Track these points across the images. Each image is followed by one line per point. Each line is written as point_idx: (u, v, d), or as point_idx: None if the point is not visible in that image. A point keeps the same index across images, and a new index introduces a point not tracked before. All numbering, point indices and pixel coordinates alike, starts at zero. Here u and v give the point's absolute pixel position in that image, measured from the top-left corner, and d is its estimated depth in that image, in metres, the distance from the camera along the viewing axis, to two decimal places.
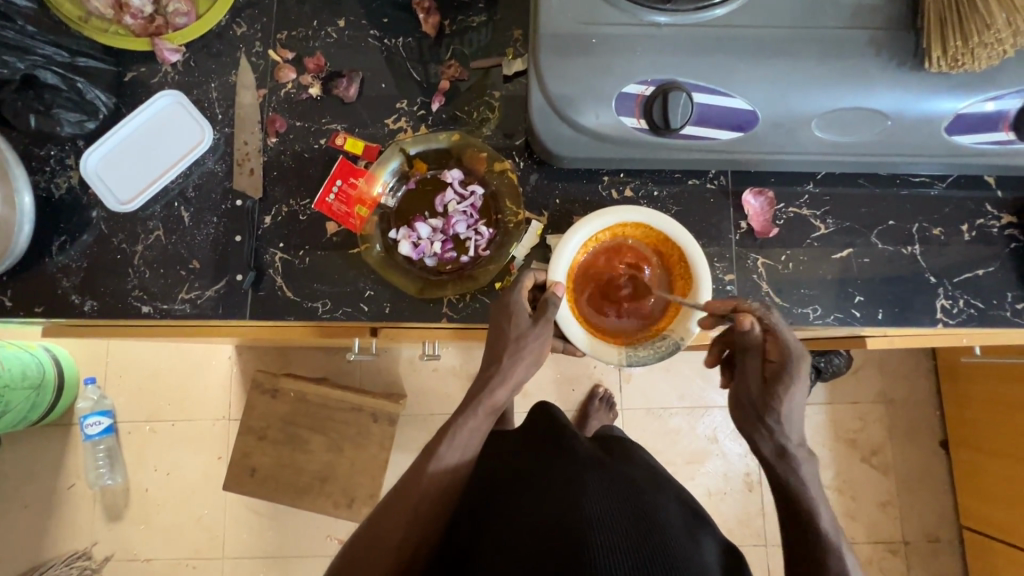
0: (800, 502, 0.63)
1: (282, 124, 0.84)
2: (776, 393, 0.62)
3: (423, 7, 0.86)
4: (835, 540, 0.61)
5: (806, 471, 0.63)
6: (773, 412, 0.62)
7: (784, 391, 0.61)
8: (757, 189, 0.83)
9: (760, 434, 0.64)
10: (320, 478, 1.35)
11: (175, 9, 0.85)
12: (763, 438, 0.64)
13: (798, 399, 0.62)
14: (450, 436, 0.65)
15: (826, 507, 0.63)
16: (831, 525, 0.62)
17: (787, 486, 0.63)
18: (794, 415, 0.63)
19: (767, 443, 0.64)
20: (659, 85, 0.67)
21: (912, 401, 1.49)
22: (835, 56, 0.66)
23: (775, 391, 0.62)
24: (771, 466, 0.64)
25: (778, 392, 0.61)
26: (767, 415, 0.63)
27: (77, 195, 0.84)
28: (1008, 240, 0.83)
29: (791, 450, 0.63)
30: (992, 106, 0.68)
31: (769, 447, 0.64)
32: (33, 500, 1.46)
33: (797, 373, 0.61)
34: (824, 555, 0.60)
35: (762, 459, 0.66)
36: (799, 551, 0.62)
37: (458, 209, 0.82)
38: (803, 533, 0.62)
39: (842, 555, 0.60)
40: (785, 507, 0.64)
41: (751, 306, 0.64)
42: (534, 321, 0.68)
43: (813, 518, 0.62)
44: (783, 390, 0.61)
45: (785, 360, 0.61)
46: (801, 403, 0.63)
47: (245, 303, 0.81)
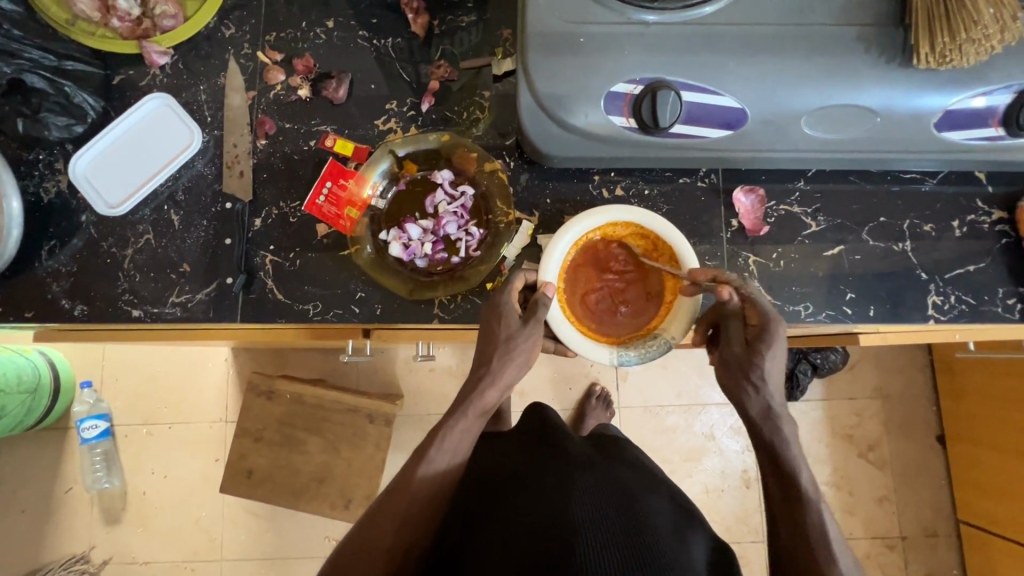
0: (784, 462, 0.63)
1: (271, 126, 0.84)
2: (759, 351, 0.63)
3: (412, 7, 0.86)
4: (815, 498, 0.62)
5: (788, 432, 0.64)
6: (757, 368, 0.63)
7: (765, 348, 0.63)
8: (748, 187, 0.83)
9: (746, 393, 0.65)
10: (317, 479, 1.35)
11: (162, 11, 0.84)
12: (749, 396, 0.64)
13: (777, 359, 0.64)
14: (440, 439, 0.65)
15: (808, 467, 0.63)
16: (811, 483, 0.63)
17: (770, 445, 0.64)
18: (777, 375, 0.64)
19: (753, 403, 0.64)
20: (648, 84, 0.67)
21: (908, 396, 1.50)
22: (824, 53, 0.66)
23: (754, 351, 0.63)
24: (756, 428, 0.65)
25: (760, 350, 0.63)
26: (752, 372, 0.63)
27: (66, 200, 0.83)
28: (1000, 235, 0.83)
29: (775, 409, 0.64)
30: (981, 102, 0.67)
31: (756, 406, 0.64)
32: (30, 504, 1.46)
33: (776, 333, 0.63)
34: (804, 515, 0.61)
35: (748, 423, 0.66)
36: (780, 512, 0.63)
37: (448, 210, 0.82)
38: (785, 496, 0.63)
39: (820, 511, 0.61)
40: (767, 467, 0.65)
41: (728, 277, 0.67)
42: (523, 321, 0.68)
43: (794, 480, 0.62)
44: (764, 348, 0.63)
45: (764, 322, 0.64)
46: (782, 364, 0.64)
47: (236, 306, 0.81)
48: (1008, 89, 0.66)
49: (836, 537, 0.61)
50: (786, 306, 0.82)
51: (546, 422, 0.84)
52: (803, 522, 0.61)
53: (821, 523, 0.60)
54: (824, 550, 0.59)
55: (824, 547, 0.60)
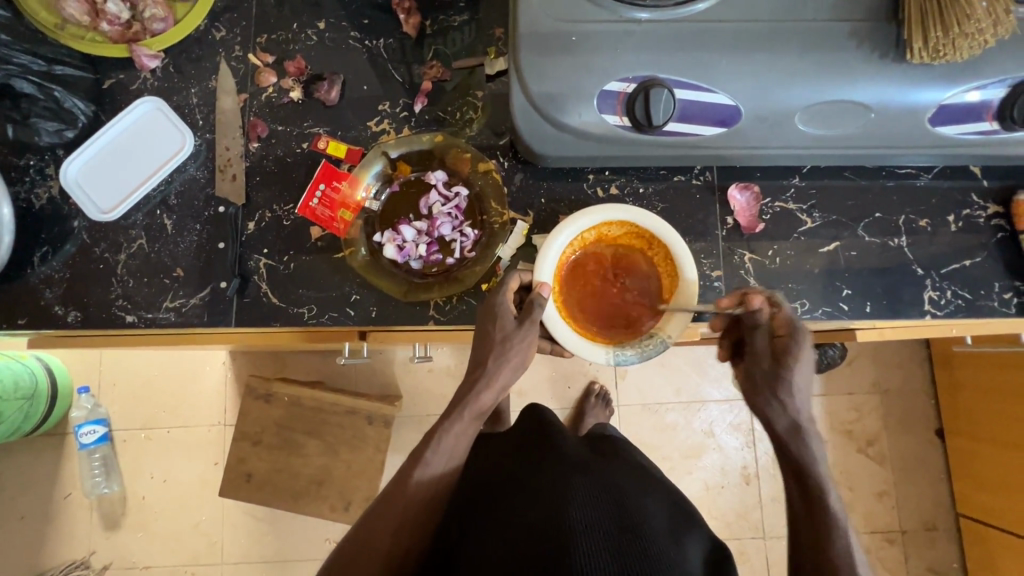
0: (811, 481, 0.62)
1: (264, 128, 0.84)
2: (787, 366, 0.62)
3: (403, 7, 0.85)
4: (841, 518, 0.61)
5: (816, 449, 0.63)
6: (785, 383, 0.62)
7: (794, 362, 0.62)
8: (743, 184, 0.83)
9: (773, 408, 0.64)
10: (316, 482, 1.35)
11: (152, 14, 0.83)
12: (777, 412, 0.64)
13: (805, 372, 0.63)
14: (436, 441, 0.65)
15: (834, 486, 0.63)
16: (838, 503, 0.62)
17: (800, 464, 0.63)
18: (805, 390, 0.64)
19: (780, 418, 0.64)
20: (641, 82, 0.67)
21: (906, 390, 1.50)
22: (817, 49, 0.66)
23: (785, 364, 0.62)
24: (783, 444, 0.64)
25: (789, 364, 0.62)
26: (780, 387, 0.63)
27: (58, 205, 0.83)
28: (995, 230, 0.83)
29: (803, 424, 0.63)
30: (975, 96, 0.67)
31: (783, 421, 0.64)
32: (29, 511, 1.45)
33: (807, 346, 0.63)
34: (830, 533, 0.60)
35: (773, 437, 0.65)
36: (804, 531, 0.61)
37: (442, 211, 0.82)
38: (810, 515, 0.61)
39: (846, 532, 0.60)
40: (795, 486, 0.64)
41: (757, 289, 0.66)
42: (519, 322, 0.68)
43: (821, 498, 0.62)
44: (792, 362, 0.62)
45: (794, 333, 0.63)
46: (810, 378, 0.64)
47: (231, 310, 0.80)
48: (1002, 83, 0.66)
49: (860, 557, 0.60)
50: None
51: (543, 424, 0.84)
52: (826, 540, 0.60)
53: (846, 543, 0.59)
54: (847, 569, 0.58)
55: (846, 565, 0.58)
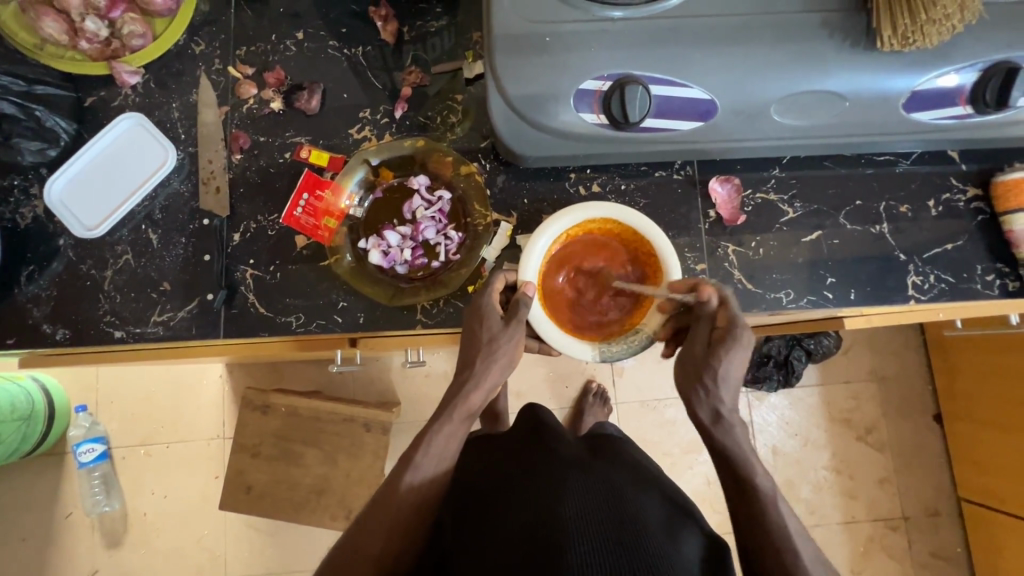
0: (738, 464, 0.63)
1: (246, 140, 0.84)
2: (717, 354, 0.62)
3: (381, 15, 0.86)
4: (771, 494, 0.62)
5: (738, 435, 0.63)
6: (712, 371, 0.62)
7: (723, 351, 0.61)
8: (723, 176, 0.84)
9: (699, 396, 0.63)
10: (316, 492, 1.35)
11: (130, 30, 0.83)
12: (701, 399, 0.63)
13: (736, 365, 0.62)
14: (426, 444, 0.65)
15: (761, 464, 0.63)
16: (767, 481, 0.63)
17: (724, 451, 0.63)
18: (733, 381, 0.63)
19: (704, 407, 0.63)
20: (616, 79, 0.67)
21: (903, 376, 1.50)
22: (788, 40, 0.66)
23: (716, 351, 0.62)
24: (707, 431, 0.64)
25: (719, 352, 0.62)
26: (705, 375, 0.62)
27: (43, 224, 0.83)
28: (975, 213, 0.83)
29: (726, 414, 0.63)
30: (948, 81, 0.68)
31: (705, 410, 0.64)
32: (30, 532, 1.45)
33: (742, 340, 0.62)
34: (766, 513, 0.61)
35: (698, 426, 0.65)
36: (743, 512, 0.63)
37: (426, 215, 0.82)
38: (744, 497, 0.63)
39: (778, 506, 0.61)
40: (725, 473, 0.64)
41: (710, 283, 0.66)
42: (505, 323, 0.68)
43: (749, 481, 0.62)
44: (723, 352, 0.61)
45: (732, 325, 0.62)
46: (741, 371, 0.63)
47: (219, 322, 0.80)
48: (974, 67, 0.67)
49: (797, 529, 0.61)
50: (767, 294, 0.82)
51: (539, 425, 0.84)
52: (765, 523, 0.61)
53: (782, 520, 0.61)
54: (786, 546, 0.60)
55: (787, 544, 0.60)
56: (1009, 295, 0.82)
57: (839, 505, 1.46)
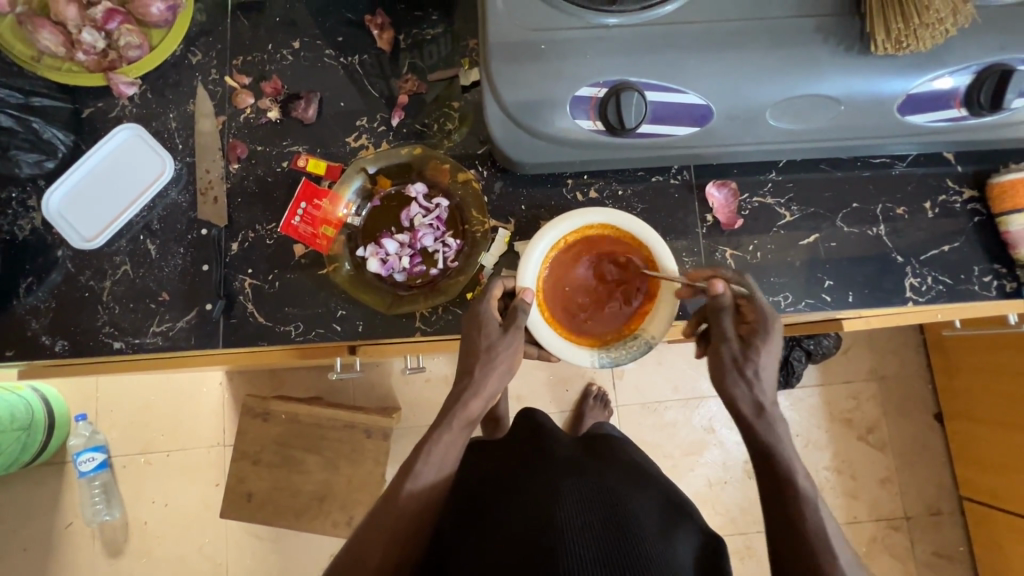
0: (778, 461, 0.62)
1: (243, 149, 0.84)
2: (754, 346, 0.64)
3: (376, 23, 0.86)
4: (811, 495, 0.61)
5: (781, 429, 0.64)
6: (753, 363, 0.64)
7: (760, 343, 0.64)
8: (720, 181, 0.84)
9: (740, 388, 0.64)
10: (317, 498, 1.34)
11: (127, 42, 0.83)
12: (744, 393, 0.64)
13: (772, 354, 0.65)
14: (426, 452, 0.65)
15: (802, 464, 0.63)
16: (809, 482, 0.62)
17: (766, 445, 0.63)
18: (769, 373, 0.65)
19: (747, 401, 0.64)
20: (611, 86, 0.67)
21: (903, 375, 1.50)
22: (783, 44, 0.67)
23: (754, 343, 0.64)
24: (750, 426, 0.64)
25: (756, 344, 0.64)
26: (746, 367, 0.64)
27: (41, 235, 0.83)
28: (972, 214, 0.84)
29: (767, 406, 0.64)
30: (942, 84, 0.68)
31: (748, 404, 0.64)
32: (31, 542, 1.45)
33: (773, 329, 0.65)
34: (802, 514, 0.60)
35: (740, 422, 0.65)
36: (781, 514, 0.61)
37: (424, 222, 0.83)
38: (781, 497, 0.61)
39: (817, 509, 0.60)
40: (763, 469, 0.63)
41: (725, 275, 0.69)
42: (504, 329, 0.68)
43: (790, 480, 0.61)
44: (760, 344, 0.64)
45: (762, 317, 0.65)
46: (775, 361, 0.66)
47: (218, 332, 0.80)
48: (968, 70, 0.67)
49: (834, 534, 0.60)
50: (765, 298, 0.82)
51: (538, 430, 0.84)
52: (803, 524, 0.59)
53: (820, 522, 0.60)
54: (823, 548, 0.58)
55: (825, 547, 0.58)
56: (1007, 296, 0.82)
57: (841, 505, 1.46)
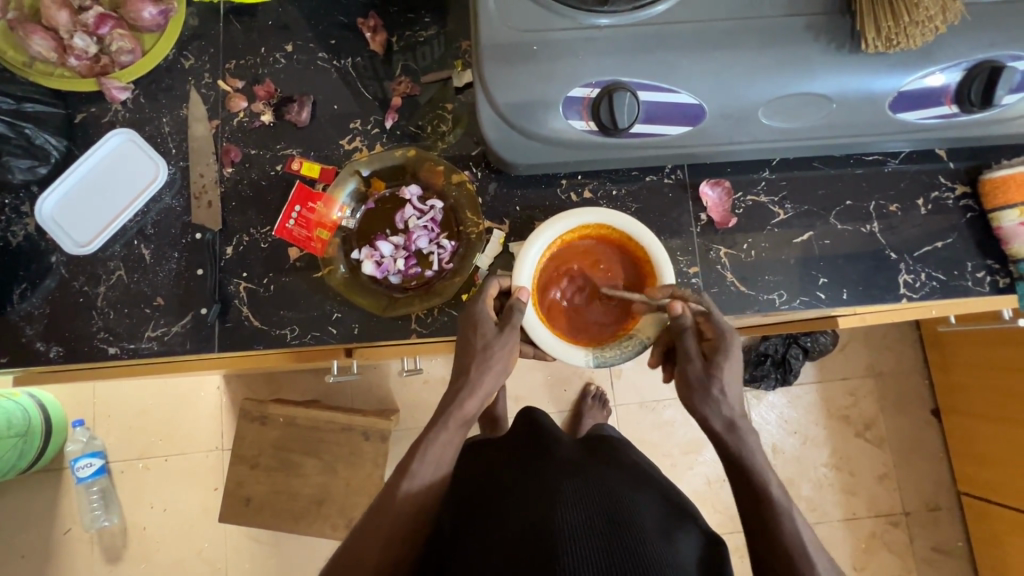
0: (751, 472, 0.63)
1: (237, 153, 0.84)
2: (717, 365, 0.64)
3: (369, 26, 0.86)
4: (785, 505, 0.62)
5: (751, 441, 0.64)
6: (718, 381, 0.63)
7: (722, 360, 0.64)
8: (713, 180, 0.84)
9: (709, 407, 0.64)
10: (316, 502, 1.34)
11: (119, 46, 0.83)
12: (713, 408, 0.64)
13: (734, 372, 0.65)
14: (422, 452, 0.65)
15: (774, 475, 0.63)
16: (782, 492, 0.63)
17: (737, 458, 0.63)
18: (735, 389, 0.65)
19: (717, 414, 0.64)
20: (604, 86, 0.68)
21: (900, 371, 1.50)
22: (775, 43, 0.67)
23: (716, 362, 0.64)
24: (720, 438, 0.64)
25: (717, 362, 0.64)
26: (712, 386, 0.63)
27: (35, 242, 0.83)
28: (965, 211, 0.84)
29: (738, 420, 0.64)
30: (932, 81, 0.68)
31: (718, 418, 0.64)
32: (29, 549, 1.44)
33: (733, 347, 0.65)
34: (779, 524, 0.61)
35: (710, 434, 0.65)
36: (756, 524, 0.62)
37: (418, 224, 0.83)
38: (755, 507, 0.62)
39: (793, 517, 0.61)
40: (737, 480, 0.64)
41: (684, 293, 0.69)
42: (499, 329, 0.68)
43: (764, 490, 0.62)
44: (722, 360, 0.64)
45: (720, 335, 0.66)
46: (738, 379, 0.65)
47: (213, 336, 0.80)
48: (959, 67, 0.67)
49: (811, 540, 0.61)
50: (760, 296, 0.83)
51: (536, 431, 0.84)
52: (779, 533, 0.60)
53: (796, 530, 0.60)
54: (799, 555, 0.59)
55: (802, 554, 0.59)
56: (1000, 291, 0.82)
57: (839, 502, 1.46)
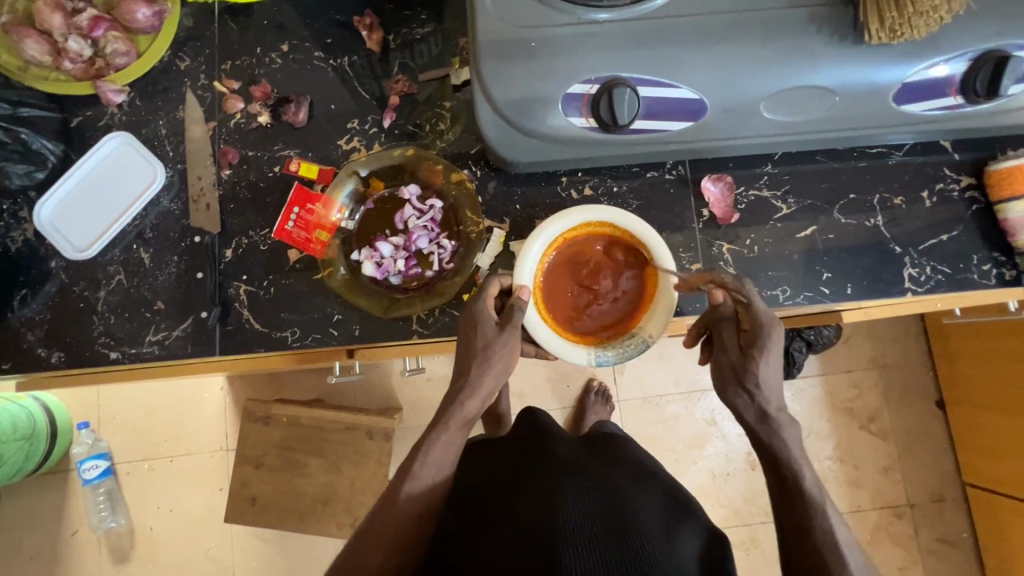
0: (786, 464, 0.63)
1: (235, 155, 0.84)
2: (753, 358, 0.63)
3: (365, 23, 0.85)
4: (820, 501, 0.61)
5: (788, 435, 0.64)
6: (751, 376, 0.63)
7: (758, 355, 0.62)
8: (715, 175, 0.83)
9: (741, 399, 0.65)
10: (321, 501, 1.34)
11: (114, 49, 0.82)
12: (745, 402, 0.65)
13: (773, 365, 0.63)
14: (424, 453, 0.65)
15: (810, 470, 0.63)
16: (817, 489, 0.63)
17: (773, 450, 0.64)
18: (773, 382, 0.64)
19: (748, 407, 0.65)
20: (603, 83, 0.67)
21: (904, 363, 1.50)
22: (776, 37, 0.66)
23: (751, 356, 0.62)
24: (756, 432, 0.65)
25: (755, 356, 0.62)
26: (746, 380, 0.63)
27: (34, 247, 0.83)
28: (970, 202, 0.83)
29: (773, 414, 0.64)
30: (937, 72, 0.67)
31: (751, 412, 0.65)
32: (37, 551, 1.45)
33: (772, 340, 0.62)
34: (810, 517, 0.61)
35: (746, 427, 0.66)
36: (790, 520, 0.62)
37: (418, 224, 0.82)
38: (790, 501, 0.62)
39: (826, 513, 0.61)
40: (772, 473, 0.64)
41: (724, 280, 0.66)
42: (500, 328, 0.68)
43: (797, 484, 0.62)
44: (758, 355, 0.62)
45: (757, 327, 0.62)
46: (777, 371, 0.64)
47: (214, 339, 0.80)
48: (964, 57, 0.66)
49: (845, 537, 0.60)
50: (764, 292, 0.82)
51: (537, 430, 0.84)
52: (811, 528, 0.60)
53: (828, 525, 0.60)
54: (833, 552, 0.58)
55: (835, 551, 0.58)
56: (1007, 284, 0.81)
57: (844, 495, 1.46)
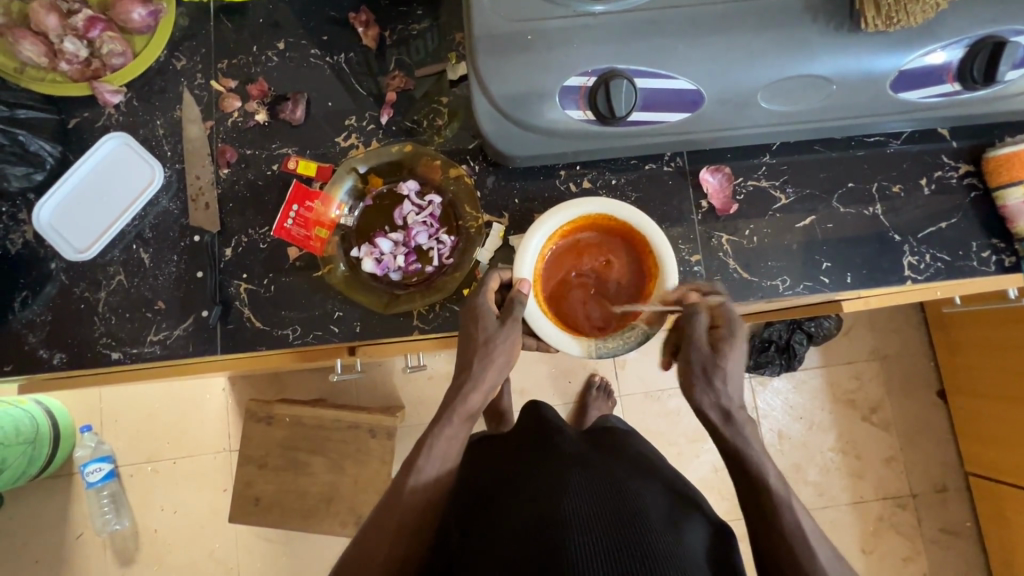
0: (748, 463, 0.63)
1: (233, 153, 0.84)
2: (722, 353, 0.64)
3: (361, 20, 0.85)
4: (784, 495, 0.61)
5: (748, 433, 0.63)
6: (720, 371, 0.63)
7: (727, 349, 0.64)
8: (714, 166, 0.83)
9: (707, 396, 0.64)
10: (325, 500, 1.34)
11: (110, 49, 0.82)
12: (710, 400, 0.64)
13: (738, 361, 0.64)
14: (428, 447, 0.65)
15: (772, 465, 0.63)
16: (781, 483, 0.62)
17: (735, 449, 0.63)
18: (736, 378, 0.64)
19: (713, 405, 0.64)
20: (600, 75, 0.67)
21: (906, 354, 1.50)
22: (772, 25, 0.66)
23: (721, 350, 0.64)
24: (717, 430, 0.64)
25: (723, 351, 0.64)
26: (714, 375, 0.63)
27: (34, 249, 0.83)
28: (968, 189, 0.83)
29: (735, 412, 0.64)
30: (934, 59, 0.67)
31: (714, 410, 0.64)
32: (43, 554, 1.45)
33: (738, 337, 0.64)
34: (778, 515, 0.60)
35: (707, 425, 0.65)
36: (757, 519, 0.62)
37: (417, 220, 0.82)
38: (755, 501, 0.62)
39: (793, 508, 0.61)
40: (736, 473, 0.64)
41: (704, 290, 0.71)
42: (500, 322, 0.68)
43: (763, 483, 0.62)
44: (728, 349, 0.64)
45: (729, 325, 0.65)
46: (741, 369, 0.65)
47: (216, 338, 0.80)
48: (961, 43, 0.66)
49: (812, 530, 0.60)
50: (764, 282, 0.82)
51: (541, 424, 0.84)
52: (778, 524, 0.60)
53: (796, 520, 0.60)
54: (801, 547, 0.59)
55: (803, 545, 0.59)
56: (1006, 271, 0.81)
57: (847, 486, 1.46)
